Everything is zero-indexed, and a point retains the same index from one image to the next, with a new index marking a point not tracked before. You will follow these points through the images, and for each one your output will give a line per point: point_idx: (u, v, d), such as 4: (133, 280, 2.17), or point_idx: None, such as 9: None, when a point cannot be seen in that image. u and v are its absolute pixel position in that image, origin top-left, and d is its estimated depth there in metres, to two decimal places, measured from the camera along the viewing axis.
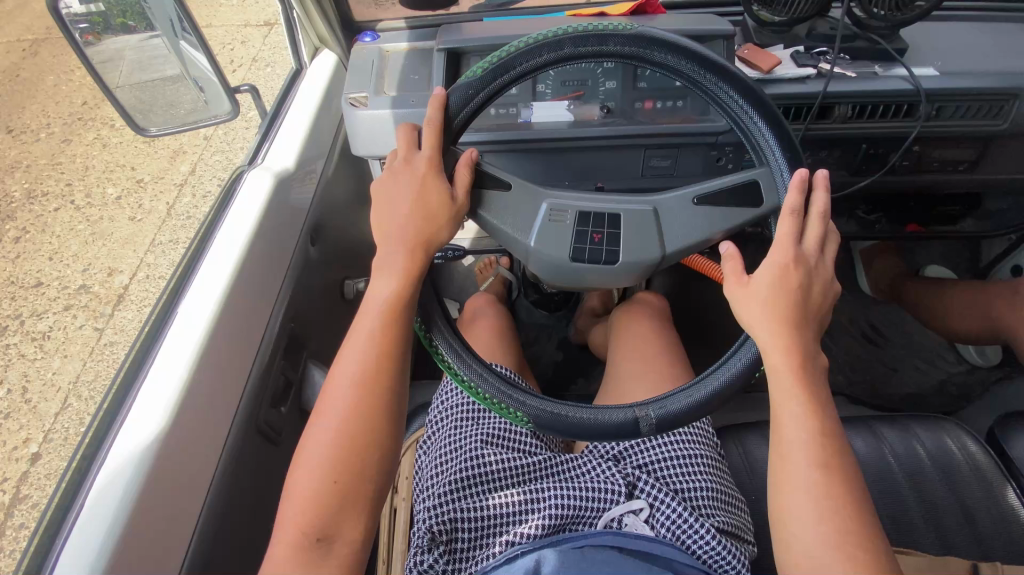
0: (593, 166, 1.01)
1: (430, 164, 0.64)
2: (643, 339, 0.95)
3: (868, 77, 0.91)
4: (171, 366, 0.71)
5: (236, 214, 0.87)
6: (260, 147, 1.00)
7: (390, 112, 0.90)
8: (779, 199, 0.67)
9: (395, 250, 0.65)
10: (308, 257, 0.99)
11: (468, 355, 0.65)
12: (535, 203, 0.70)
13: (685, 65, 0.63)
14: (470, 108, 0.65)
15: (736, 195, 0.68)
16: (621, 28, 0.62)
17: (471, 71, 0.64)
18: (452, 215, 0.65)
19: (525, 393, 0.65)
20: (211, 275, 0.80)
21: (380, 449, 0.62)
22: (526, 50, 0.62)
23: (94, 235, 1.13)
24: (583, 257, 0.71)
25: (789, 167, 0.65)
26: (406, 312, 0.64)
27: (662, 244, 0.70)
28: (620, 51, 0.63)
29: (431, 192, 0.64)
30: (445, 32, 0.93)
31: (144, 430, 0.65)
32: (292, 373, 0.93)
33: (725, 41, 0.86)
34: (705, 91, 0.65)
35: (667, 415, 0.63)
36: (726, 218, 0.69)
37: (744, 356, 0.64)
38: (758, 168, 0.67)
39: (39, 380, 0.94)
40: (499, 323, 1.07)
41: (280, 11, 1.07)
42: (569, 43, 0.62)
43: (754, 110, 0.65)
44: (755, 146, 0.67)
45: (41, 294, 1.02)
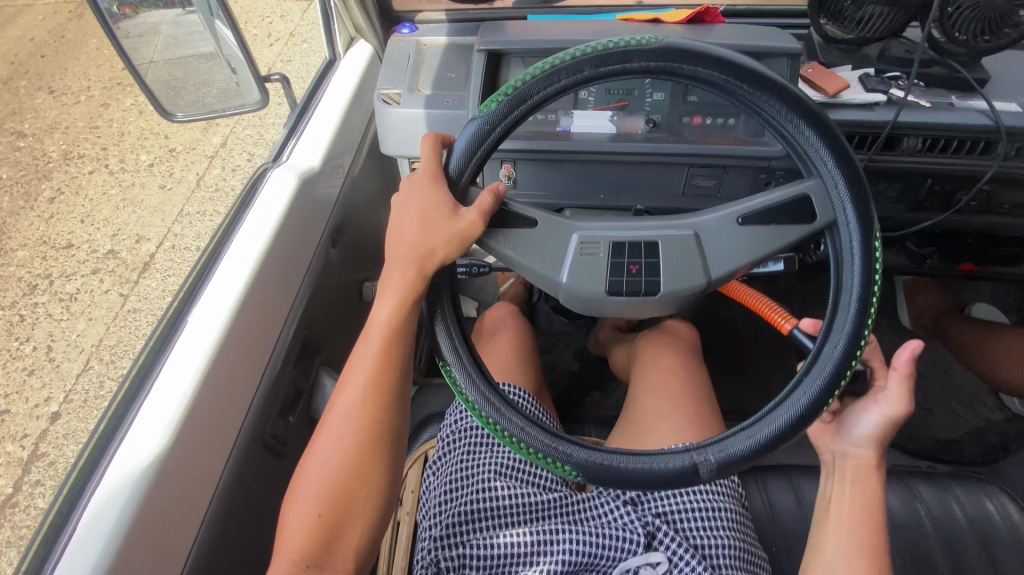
0: (630, 181, 0.95)
1: (427, 177, 0.63)
2: (669, 375, 0.88)
3: (945, 108, 0.83)
4: (186, 361, 0.68)
5: (261, 208, 0.83)
6: (284, 145, 0.95)
7: (423, 113, 0.86)
8: (834, 213, 0.58)
9: (395, 269, 0.64)
10: (328, 260, 0.94)
11: (506, 407, 0.61)
12: (565, 237, 0.66)
13: (717, 76, 0.57)
14: (488, 145, 0.63)
15: (787, 212, 0.60)
16: (645, 41, 0.57)
17: (484, 106, 0.62)
18: (454, 232, 0.61)
19: (572, 442, 0.61)
20: (232, 267, 0.77)
21: (370, 481, 0.66)
22: (540, 78, 0.59)
23: (123, 200, 1.08)
24: (620, 291, 0.66)
25: (845, 179, 0.57)
26: (401, 336, 0.66)
27: (707, 270, 0.64)
28: (643, 67, 0.58)
29: (434, 213, 0.61)
30: (487, 30, 0.87)
31: (149, 441, 0.63)
32: (303, 382, 0.88)
33: (790, 60, 0.79)
34: (744, 104, 0.58)
35: (729, 459, 0.57)
36: (775, 236, 0.61)
37: (796, 401, 0.57)
38: (808, 180, 0.59)
39: (64, 340, 0.91)
40: (519, 337, 0.99)
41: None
42: (587, 65, 0.58)
43: (796, 115, 0.57)
44: (802, 158, 0.59)
45: (71, 256, 0.99)
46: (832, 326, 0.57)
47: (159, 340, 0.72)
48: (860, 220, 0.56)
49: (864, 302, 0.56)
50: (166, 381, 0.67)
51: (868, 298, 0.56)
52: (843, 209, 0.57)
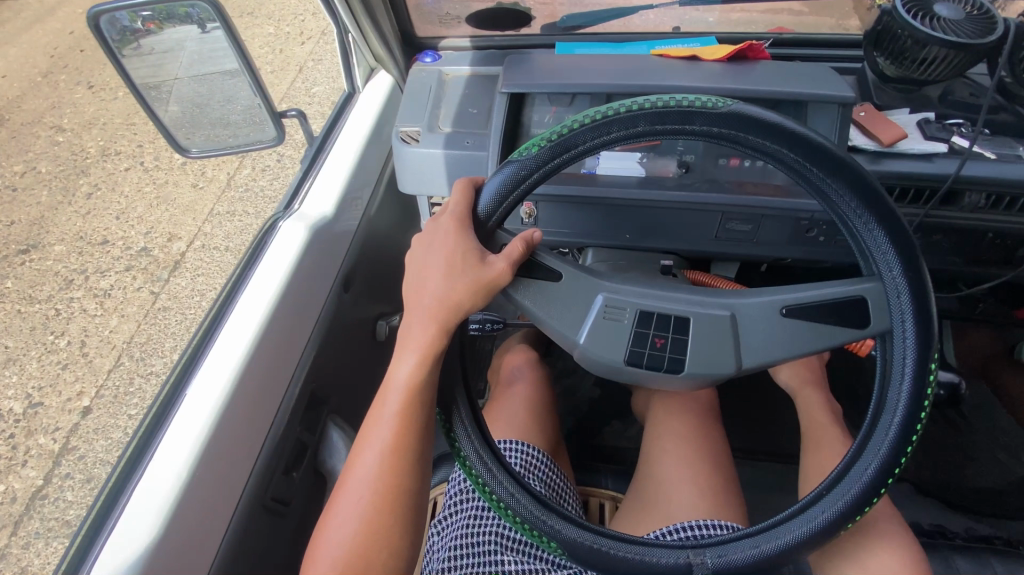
0: (660, 224, 0.89)
1: (456, 219, 0.56)
2: (676, 438, 0.84)
3: (1012, 161, 0.75)
4: (191, 422, 0.65)
5: (275, 254, 0.80)
6: (300, 187, 0.91)
7: (441, 153, 0.83)
8: (890, 323, 0.54)
9: (421, 321, 0.57)
10: (340, 304, 0.89)
11: (498, 468, 0.57)
12: (588, 297, 0.61)
13: (784, 154, 0.53)
14: (524, 189, 0.56)
15: (838, 311, 0.56)
16: (711, 104, 0.52)
17: (525, 146, 0.55)
18: (479, 282, 0.54)
19: (562, 517, 0.57)
20: (245, 315, 0.74)
21: (392, 550, 0.59)
22: (591, 127, 0.53)
23: (156, 198, 1.01)
24: (640, 362, 0.61)
25: (908, 289, 0.52)
26: (424, 393, 0.58)
27: (738, 358, 0.60)
28: (707, 130, 0.53)
29: (461, 260, 0.55)
30: (514, 70, 0.82)
31: (148, 514, 0.60)
32: (308, 437, 0.82)
33: (840, 107, 0.72)
34: (809, 184, 0.54)
35: (726, 565, 0.55)
36: (819, 337, 0.57)
37: (823, 511, 0.54)
38: (867, 281, 0.54)
39: (97, 336, 0.87)
40: (538, 391, 0.94)
41: (335, 33, 0.98)
42: (642, 121, 0.53)
43: (863, 203, 0.52)
44: (863, 253, 0.55)
45: (106, 253, 0.93)
46: (869, 438, 0.54)
47: (165, 397, 0.69)
48: (918, 341, 0.52)
49: (907, 423, 0.53)
50: (172, 443, 0.64)
51: (922, 391, 0.53)
52: (900, 319, 0.53)
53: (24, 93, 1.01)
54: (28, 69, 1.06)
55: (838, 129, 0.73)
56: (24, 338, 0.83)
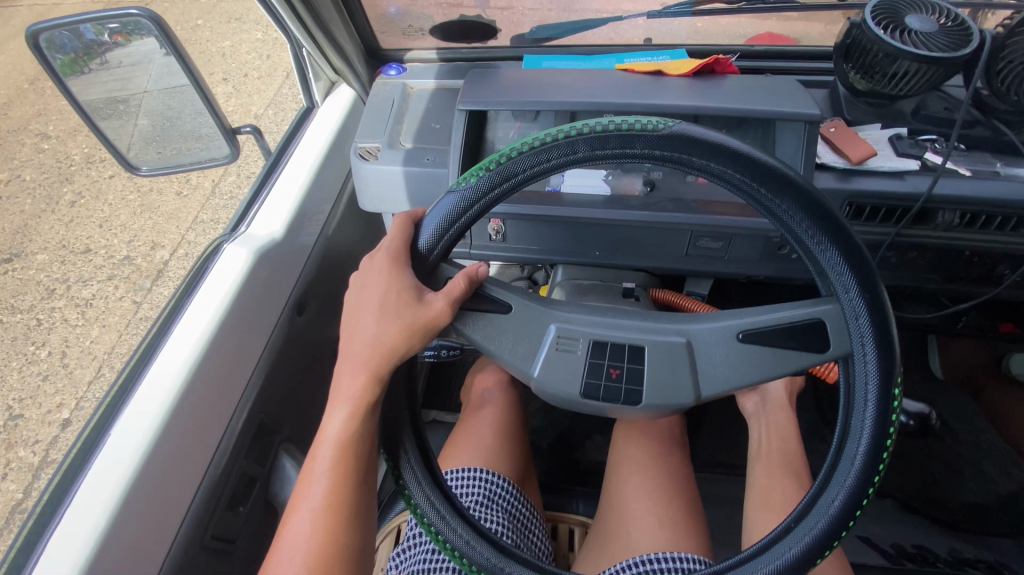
0: (631, 241, 0.86)
1: (391, 259, 0.54)
2: (643, 467, 0.81)
3: (989, 177, 0.73)
4: (115, 464, 0.62)
5: (211, 283, 0.78)
6: (248, 211, 0.89)
7: (400, 170, 0.80)
8: (850, 344, 0.52)
9: (354, 369, 0.54)
10: (292, 328, 0.86)
11: (452, 515, 0.55)
12: (541, 325, 0.59)
13: (731, 175, 0.51)
14: (469, 218, 0.55)
15: (798, 336, 0.54)
16: (652, 126, 0.51)
17: (467, 175, 0.55)
18: (416, 325, 0.52)
19: (523, 565, 0.54)
20: (176, 349, 0.71)
21: None
22: (531, 153, 0.53)
23: (141, 206, 0.96)
24: (597, 395, 0.59)
25: (867, 311, 0.50)
26: (360, 447, 0.55)
27: (696, 389, 0.58)
28: (650, 153, 0.52)
29: (394, 302, 0.52)
30: (473, 85, 0.79)
31: (61, 568, 0.56)
32: (257, 468, 0.78)
33: (807, 125, 0.69)
34: (760, 205, 0.52)
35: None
36: (780, 360, 0.55)
37: (793, 546, 0.52)
38: (826, 304, 0.53)
39: (78, 348, 0.81)
40: (505, 414, 0.90)
41: (288, 48, 0.94)
42: (582, 146, 0.52)
43: (814, 224, 0.51)
44: (820, 275, 0.53)
45: (87, 262, 0.86)
46: (834, 474, 0.52)
47: (87, 438, 0.66)
48: (879, 362, 0.50)
49: (871, 455, 0.50)
50: (92, 491, 0.61)
51: (888, 419, 0.50)
52: (861, 346, 0.50)
53: (10, 99, 0.95)
54: (13, 75, 0.98)
55: (806, 145, 0.70)
56: (6, 349, 0.76)
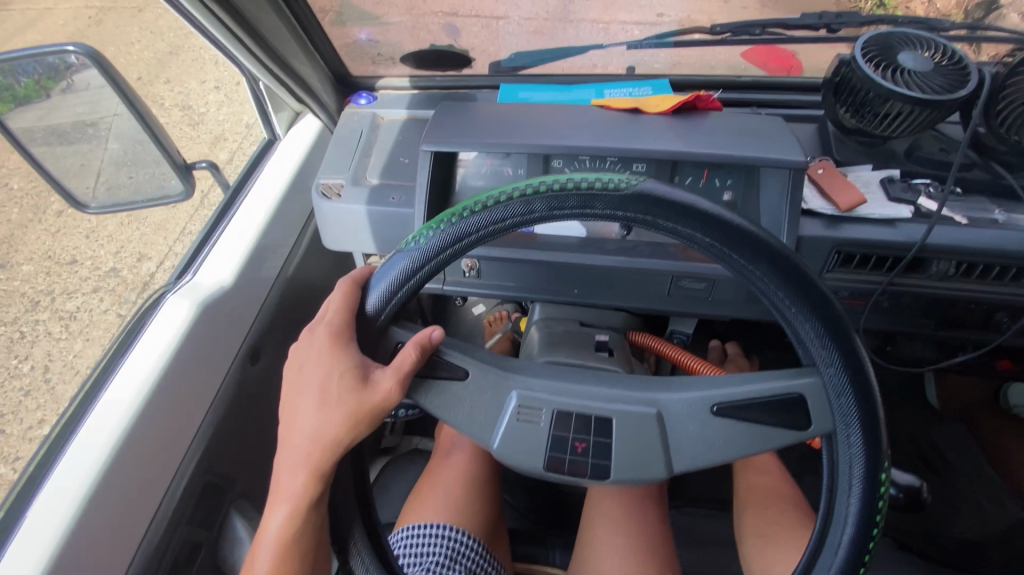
0: (608, 282, 0.82)
1: (333, 338, 0.49)
2: (615, 526, 0.76)
3: (988, 226, 0.69)
4: (31, 550, 0.57)
5: (150, 337, 0.74)
6: (196, 256, 0.88)
7: (364, 209, 0.76)
8: (834, 423, 0.47)
9: (291, 463, 0.49)
10: (246, 377, 0.83)
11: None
12: (501, 394, 0.55)
13: (699, 238, 0.47)
14: (418, 280, 0.51)
15: (774, 409, 0.49)
16: (613, 184, 0.47)
17: (417, 234, 0.50)
18: (361, 413, 0.48)
19: None
20: (107, 413, 0.67)
21: None
22: (484, 212, 0.49)
23: (129, 216, 0.96)
24: (561, 469, 0.54)
25: (851, 387, 0.45)
26: (304, 544, 0.50)
27: (670, 465, 0.52)
28: (612, 213, 0.48)
29: (335, 388, 0.48)
30: (439, 120, 0.75)
31: None
32: (204, 531, 0.73)
33: (793, 171, 0.65)
34: (732, 269, 0.48)
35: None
36: (757, 438, 0.50)
37: None
38: (805, 376, 0.48)
39: (60, 362, 0.75)
40: (476, 462, 0.85)
41: (246, 83, 0.93)
42: (539, 205, 0.48)
43: (792, 296, 0.46)
44: (797, 344, 0.48)
45: (74, 273, 0.83)
46: (814, 564, 0.48)
47: (1, 519, 0.60)
48: (865, 445, 0.45)
49: (856, 546, 0.46)
50: None
51: (875, 504, 0.46)
52: (845, 428, 0.46)
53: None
54: None
55: (792, 191, 0.66)
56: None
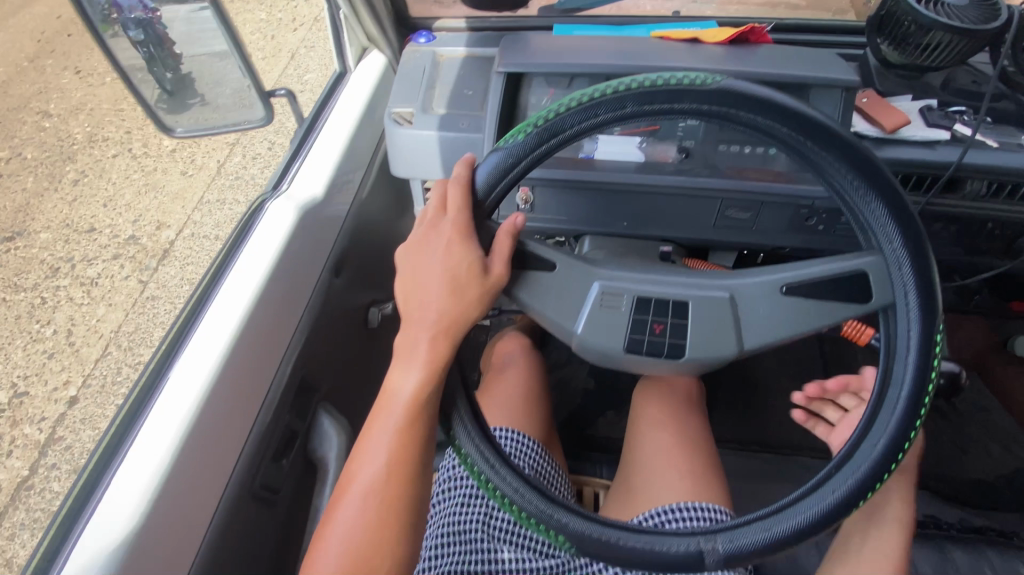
0: (658, 212, 0.87)
1: (459, 228, 0.56)
2: (655, 425, 0.82)
3: (1013, 149, 0.74)
4: (162, 428, 0.63)
5: (255, 248, 0.78)
6: (289, 168, 0.90)
7: (435, 135, 0.80)
8: (892, 295, 0.53)
9: (422, 334, 0.57)
10: (331, 288, 0.88)
11: (502, 465, 0.56)
12: (585, 284, 0.61)
13: (779, 129, 0.52)
14: (512, 176, 0.57)
15: (838, 287, 0.55)
16: (701, 81, 0.52)
17: (514, 133, 0.56)
18: (484, 292, 0.57)
19: (570, 511, 0.56)
20: (219, 317, 0.72)
21: (398, 562, 0.58)
22: (578, 111, 0.54)
23: (145, 185, 0.95)
24: (640, 349, 0.61)
25: (910, 261, 0.51)
26: (430, 408, 0.57)
27: (739, 341, 0.59)
28: (697, 109, 0.53)
29: (464, 270, 0.56)
30: (507, 50, 0.79)
31: (118, 520, 0.58)
32: (298, 424, 0.81)
33: (844, 92, 0.70)
34: (805, 160, 0.53)
35: (739, 551, 0.52)
36: (822, 313, 0.56)
37: (829, 495, 0.52)
38: (867, 256, 0.53)
39: (83, 326, 0.82)
40: (529, 378, 0.92)
41: (325, 11, 0.96)
42: (630, 102, 0.53)
43: (863, 181, 0.51)
44: (864, 228, 0.54)
45: (92, 240, 0.87)
46: (873, 422, 0.53)
47: (133, 402, 0.67)
48: (920, 300, 0.51)
49: (913, 401, 0.51)
50: (140, 456, 0.62)
51: (928, 364, 0.51)
52: (903, 296, 0.52)
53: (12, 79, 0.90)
54: (13, 54, 0.95)
55: (841, 112, 0.71)
56: (9, 327, 0.76)
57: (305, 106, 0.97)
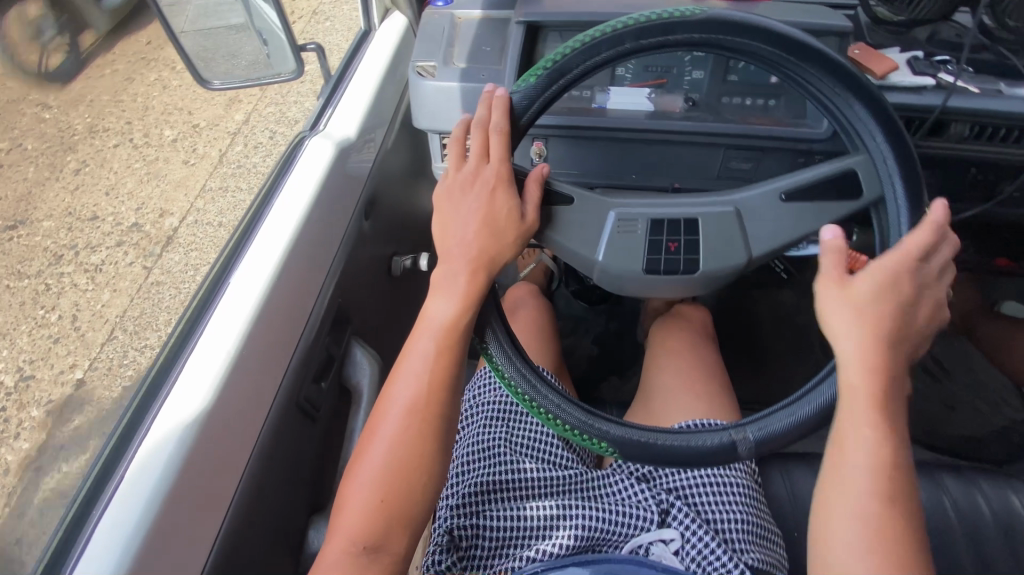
0: (666, 161, 0.92)
1: (499, 175, 0.62)
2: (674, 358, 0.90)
3: (992, 95, 0.80)
4: (219, 341, 0.70)
5: (295, 185, 0.84)
6: (322, 113, 0.97)
7: (457, 85, 0.86)
8: (881, 188, 0.60)
9: (458, 268, 0.63)
10: (361, 232, 0.95)
11: (541, 383, 0.63)
12: (602, 215, 0.65)
13: (761, 50, 0.57)
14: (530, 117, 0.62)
15: (832, 188, 0.61)
16: (689, 13, 0.56)
17: (526, 76, 0.61)
18: (519, 234, 0.63)
19: (608, 419, 0.63)
20: (265, 248, 0.78)
21: (429, 475, 0.64)
22: (582, 51, 0.59)
23: (146, 173, 1.02)
24: (657, 269, 0.66)
25: (893, 150, 0.59)
26: (462, 333, 0.63)
27: (749, 247, 0.65)
28: (689, 39, 0.57)
29: (502, 213, 0.62)
30: (525, 1, 0.84)
31: (181, 413, 0.64)
32: (336, 349, 0.89)
33: (838, 38, 0.76)
34: (789, 77, 0.59)
35: (767, 438, 0.61)
36: (820, 213, 0.62)
37: (816, 398, 0.60)
38: (855, 156, 0.61)
39: (89, 311, 0.86)
40: (543, 321, 1.00)
41: None
42: (629, 38, 0.58)
43: (846, 90, 0.58)
44: (849, 132, 0.60)
45: (96, 228, 0.93)
46: None
47: (190, 319, 0.73)
48: (908, 198, 0.58)
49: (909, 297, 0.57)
50: (200, 363, 0.68)
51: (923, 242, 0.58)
52: (892, 183, 0.59)
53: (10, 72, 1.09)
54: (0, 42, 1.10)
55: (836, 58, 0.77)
56: (15, 314, 0.80)
57: (333, 60, 1.02)
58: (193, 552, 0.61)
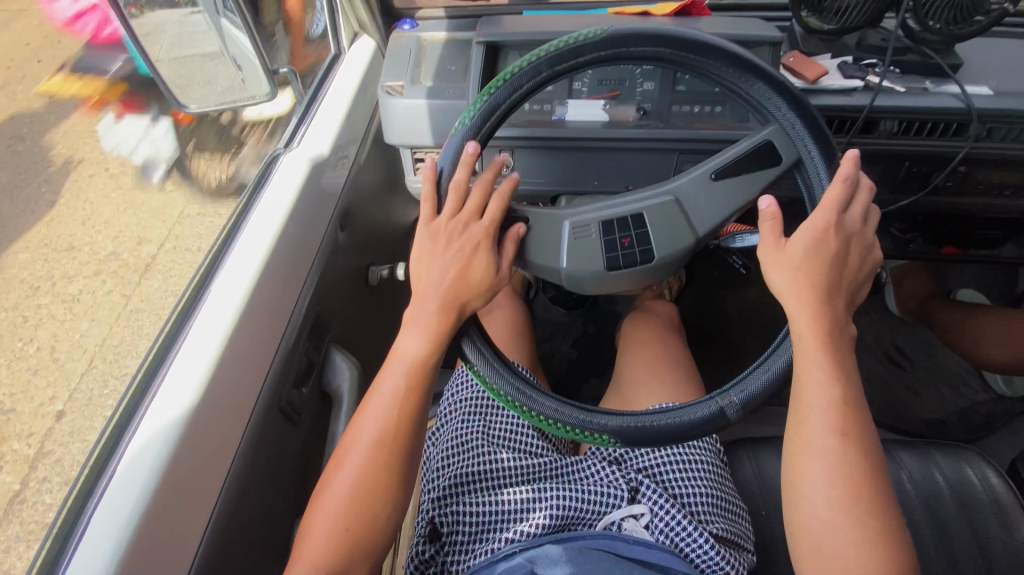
0: (623, 167, 0.98)
1: (486, 234, 0.67)
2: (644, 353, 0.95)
3: (918, 92, 0.89)
4: (203, 344, 0.73)
5: (272, 196, 0.89)
6: (296, 130, 1.02)
7: (424, 102, 0.91)
8: (797, 151, 0.65)
9: (429, 307, 0.67)
10: (336, 242, 1.00)
11: (536, 393, 0.65)
12: (556, 226, 0.71)
13: (661, 53, 0.62)
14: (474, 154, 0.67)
15: (753, 159, 0.66)
16: (592, 34, 0.62)
17: (462, 118, 0.66)
18: (489, 288, 0.69)
19: (606, 413, 0.66)
20: (244, 258, 0.81)
21: (390, 503, 0.69)
22: (507, 86, 0.64)
23: (126, 202, 0.93)
24: (618, 265, 0.71)
25: (800, 117, 0.64)
26: (427, 370, 0.69)
27: (693, 229, 0.70)
28: (596, 57, 0.62)
29: (481, 266, 0.67)
30: (483, 24, 0.90)
31: (168, 414, 0.67)
32: (314, 355, 0.93)
33: (771, 48, 0.83)
34: (696, 71, 0.64)
35: (750, 398, 0.64)
36: (748, 184, 0.68)
37: (771, 365, 0.65)
38: (768, 128, 0.65)
39: (66, 341, 0.78)
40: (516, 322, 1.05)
41: None
42: (545, 67, 0.63)
43: (747, 73, 0.63)
44: (759, 109, 0.65)
45: (73, 258, 0.83)
46: None
47: (173, 326, 0.76)
48: (821, 154, 0.64)
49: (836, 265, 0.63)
50: (186, 365, 0.71)
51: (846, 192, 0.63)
52: (807, 150, 0.64)
53: None
54: None
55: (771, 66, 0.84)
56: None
57: (304, 82, 1.07)
58: (182, 552, 0.63)
